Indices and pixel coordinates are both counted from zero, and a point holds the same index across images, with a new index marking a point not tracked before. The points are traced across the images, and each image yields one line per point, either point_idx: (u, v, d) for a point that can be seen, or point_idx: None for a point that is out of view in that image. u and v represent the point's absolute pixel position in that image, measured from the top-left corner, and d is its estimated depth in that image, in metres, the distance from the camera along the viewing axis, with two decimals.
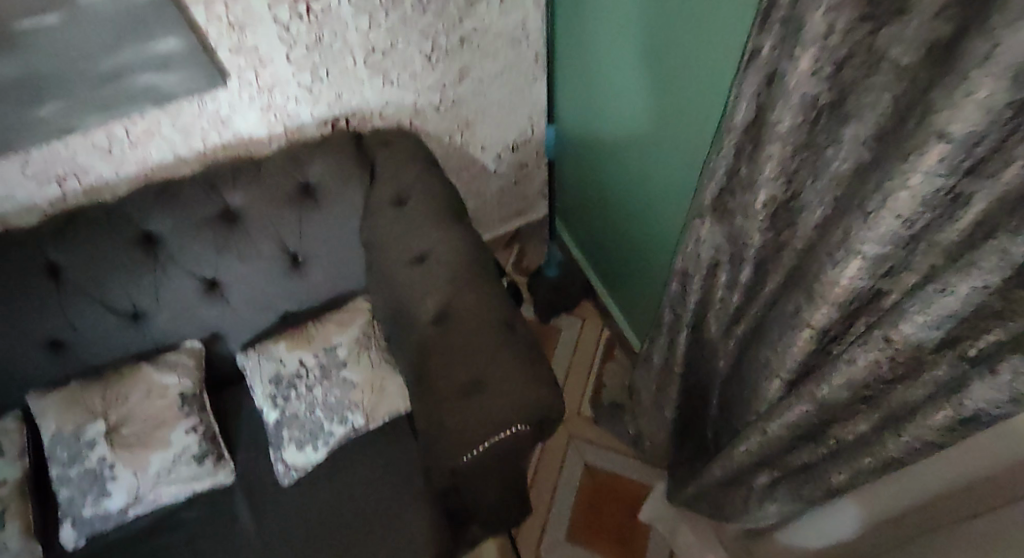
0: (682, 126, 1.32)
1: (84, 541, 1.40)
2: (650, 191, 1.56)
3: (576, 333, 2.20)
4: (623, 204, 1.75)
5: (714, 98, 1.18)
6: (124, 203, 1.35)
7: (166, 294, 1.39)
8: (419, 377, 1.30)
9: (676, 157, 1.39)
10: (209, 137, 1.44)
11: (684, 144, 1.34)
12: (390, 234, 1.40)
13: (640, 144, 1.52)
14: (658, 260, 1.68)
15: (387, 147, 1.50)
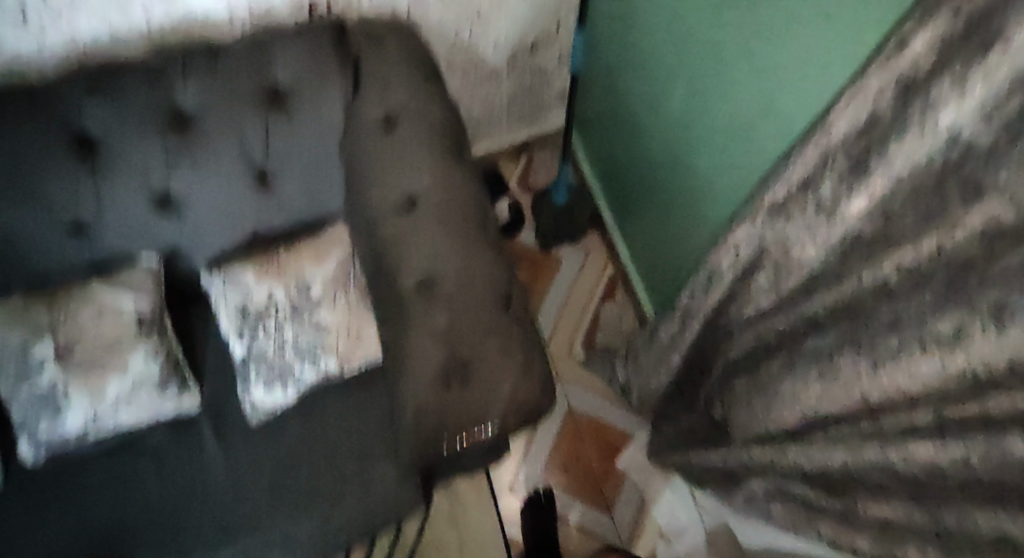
0: (743, 63, 1.06)
1: (42, 456, 1.34)
2: (688, 135, 1.33)
3: (578, 265, 2.10)
4: (656, 143, 1.51)
5: (790, 31, 0.92)
6: (51, 90, 1.15)
7: (109, 204, 1.23)
8: (392, 349, 1.13)
9: (723, 101, 1.15)
10: (153, 12, 1.21)
11: (737, 85, 1.10)
12: (374, 162, 1.21)
13: (687, 78, 1.26)
14: (683, 213, 1.49)
15: (375, 48, 1.27)
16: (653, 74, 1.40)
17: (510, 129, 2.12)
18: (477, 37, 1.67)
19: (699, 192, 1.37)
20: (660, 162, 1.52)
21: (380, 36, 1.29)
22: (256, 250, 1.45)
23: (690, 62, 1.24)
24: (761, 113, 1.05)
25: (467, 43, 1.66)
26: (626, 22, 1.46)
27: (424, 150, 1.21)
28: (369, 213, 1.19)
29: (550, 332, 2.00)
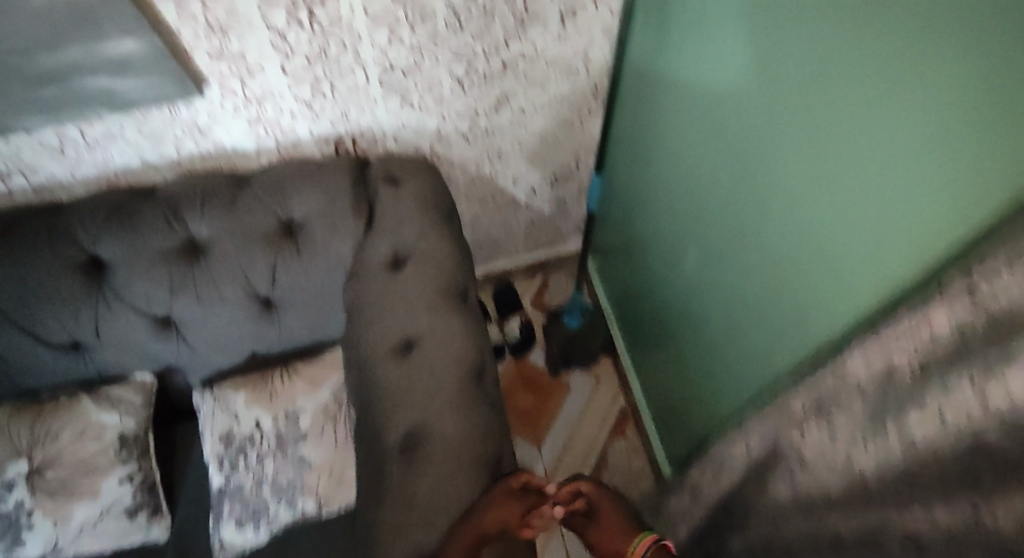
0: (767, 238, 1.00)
1: None
2: (710, 297, 1.27)
3: (588, 394, 2.00)
4: (675, 298, 1.45)
5: (817, 215, 0.87)
6: (70, 216, 1.18)
7: (108, 328, 1.22)
8: (370, 517, 1.04)
9: (748, 271, 1.09)
10: (184, 146, 1.24)
11: (762, 259, 1.04)
12: (377, 303, 1.19)
13: (704, 242, 1.23)
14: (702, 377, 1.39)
15: (393, 188, 1.30)
16: (673, 230, 1.37)
17: (528, 248, 2.09)
18: (498, 172, 1.61)
19: (720, 358, 1.28)
20: (675, 314, 1.46)
21: (398, 175, 1.32)
22: (251, 373, 1.41)
23: (711, 226, 1.20)
24: (786, 291, 0.99)
25: (489, 176, 1.61)
26: (643, 177, 1.46)
27: (431, 294, 1.19)
28: (367, 353, 1.17)
29: (550, 466, 1.88)
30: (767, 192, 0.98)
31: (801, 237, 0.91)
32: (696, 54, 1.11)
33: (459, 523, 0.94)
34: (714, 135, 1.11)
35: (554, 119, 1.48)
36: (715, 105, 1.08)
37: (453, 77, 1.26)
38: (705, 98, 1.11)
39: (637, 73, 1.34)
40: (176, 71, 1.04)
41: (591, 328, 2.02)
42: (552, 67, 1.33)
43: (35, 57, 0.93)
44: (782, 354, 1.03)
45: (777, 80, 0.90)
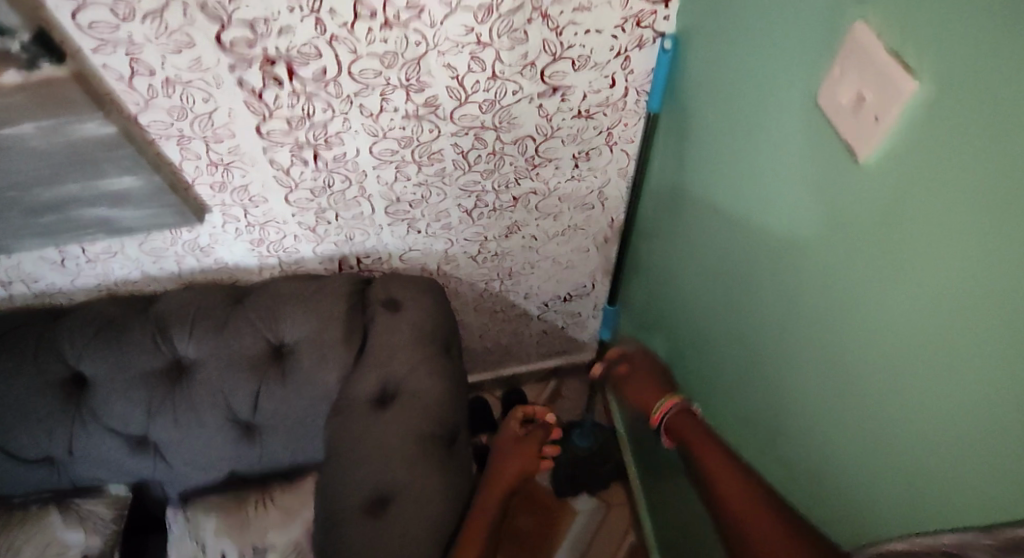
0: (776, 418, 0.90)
1: None
2: None
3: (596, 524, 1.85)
4: None
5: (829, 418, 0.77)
6: (59, 330, 1.16)
7: (81, 447, 1.18)
8: None
9: (754, 444, 0.99)
10: (185, 262, 1.22)
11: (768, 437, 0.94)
12: (355, 447, 1.11)
13: (714, 407, 1.12)
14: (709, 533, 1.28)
15: (391, 314, 1.22)
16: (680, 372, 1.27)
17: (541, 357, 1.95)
18: (508, 289, 1.48)
19: None
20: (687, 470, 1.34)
21: (400, 299, 1.25)
22: (228, 496, 1.36)
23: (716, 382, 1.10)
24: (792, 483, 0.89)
25: (500, 291, 1.48)
26: (651, 307, 1.38)
27: (409, 445, 1.10)
28: (335, 508, 1.09)
29: None
30: (797, 395, 0.84)
31: (829, 459, 0.78)
32: (718, 224, 0.98)
33: (490, 459, 1.21)
34: (720, 292, 1.02)
35: (568, 247, 1.39)
36: (739, 285, 0.95)
37: (462, 209, 1.20)
38: (722, 263, 1.00)
39: (657, 218, 1.21)
40: (176, 204, 1.03)
41: (601, 452, 1.86)
42: (566, 202, 1.24)
43: (34, 190, 0.94)
44: None
45: (814, 282, 0.76)
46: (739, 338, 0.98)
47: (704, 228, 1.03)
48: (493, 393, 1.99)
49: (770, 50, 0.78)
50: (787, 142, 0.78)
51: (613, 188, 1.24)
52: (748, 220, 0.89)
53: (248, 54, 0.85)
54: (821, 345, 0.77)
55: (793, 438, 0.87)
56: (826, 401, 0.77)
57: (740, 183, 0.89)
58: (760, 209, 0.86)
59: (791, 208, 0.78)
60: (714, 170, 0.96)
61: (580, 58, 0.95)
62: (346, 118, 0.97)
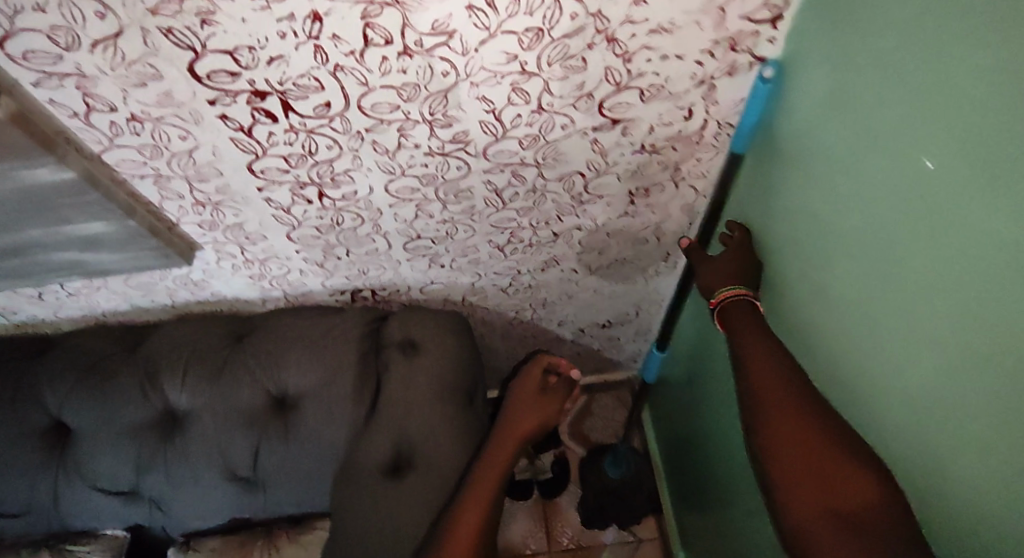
0: None
1: None
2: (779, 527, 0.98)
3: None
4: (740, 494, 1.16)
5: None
6: (40, 373, 1.03)
7: (66, 504, 1.05)
8: None
9: None
10: (178, 294, 1.03)
11: None
12: (364, 523, 0.97)
13: None
14: None
15: (407, 360, 1.06)
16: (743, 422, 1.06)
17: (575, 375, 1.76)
18: (541, 317, 1.26)
19: None
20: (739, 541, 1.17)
21: (419, 339, 1.09)
22: (229, 542, 1.26)
23: None
24: None
25: (530, 321, 1.27)
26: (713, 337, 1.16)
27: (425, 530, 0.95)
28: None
29: None
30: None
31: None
32: (822, 298, 0.75)
33: (502, 406, 1.06)
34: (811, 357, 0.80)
35: (613, 280, 1.16)
36: (842, 378, 0.73)
37: (493, 245, 1.01)
38: (816, 323, 0.77)
39: (730, 255, 0.99)
40: (158, 247, 0.86)
41: (638, 482, 1.55)
42: (615, 237, 1.03)
43: None
44: None
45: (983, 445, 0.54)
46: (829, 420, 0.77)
47: (799, 296, 0.80)
48: None
49: (975, 112, 0.50)
50: (985, 269, 0.51)
51: (673, 224, 1.02)
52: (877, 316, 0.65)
53: (232, 86, 0.66)
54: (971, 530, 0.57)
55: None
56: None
57: (877, 268, 0.64)
58: (900, 314, 0.62)
59: (966, 354, 0.55)
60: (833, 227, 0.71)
61: (651, 88, 0.75)
62: (356, 155, 0.78)
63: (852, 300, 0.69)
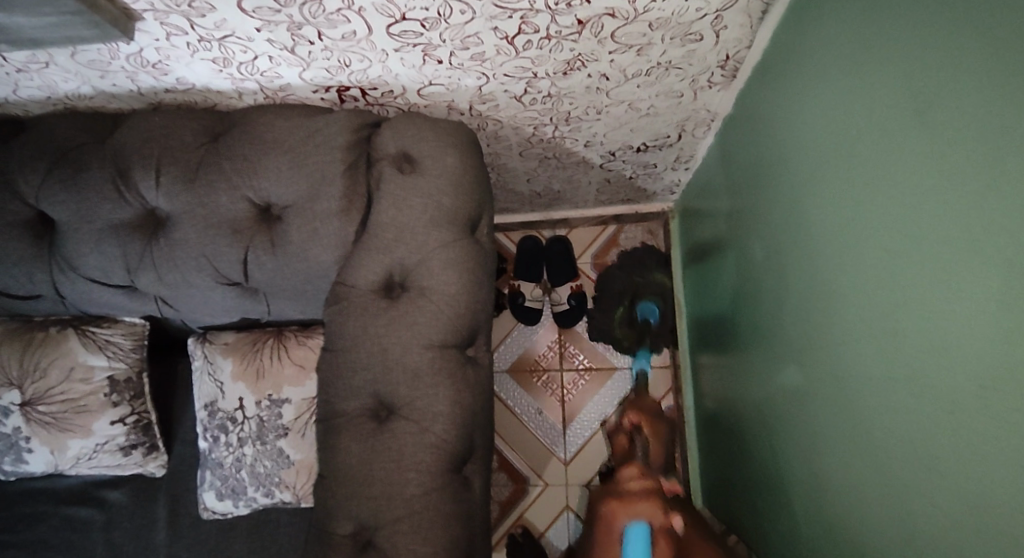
0: (882, 351, 0.62)
1: (11, 478, 1.32)
2: (787, 340, 0.88)
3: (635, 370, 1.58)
4: (750, 320, 1.06)
5: (954, 404, 0.52)
6: (11, 161, 0.96)
7: (70, 294, 1.03)
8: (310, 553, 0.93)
9: (844, 355, 0.70)
10: (139, 79, 0.92)
11: (862, 354, 0.66)
12: (355, 337, 0.93)
13: (808, 338, 0.81)
14: (752, 436, 1.06)
15: (401, 177, 0.94)
16: (775, 252, 0.90)
17: (603, 203, 1.60)
18: (565, 136, 1.15)
19: (775, 427, 0.95)
20: (749, 395, 1.08)
21: (416, 155, 0.96)
22: (243, 337, 1.25)
23: (816, 261, 0.77)
24: (869, 425, 0.66)
25: (552, 139, 1.16)
26: (753, 149, 0.95)
27: (416, 349, 0.91)
28: (330, 411, 0.95)
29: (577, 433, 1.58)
30: (912, 435, 0.58)
31: (927, 530, 0.57)
32: (903, 138, 0.57)
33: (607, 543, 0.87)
34: (866, 169, 0.63)
35: (654, 90, 1.00)
36: (906, 198, 0.57)
37: (499, 34, 0.83)
38: (889, 126, 0.59)
39: (790, 67, 0.78)
40: (81, 12, 0.72)
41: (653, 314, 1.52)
42: (658, 30, 0.84)
43: None
44: (839, 492, 0.74)
45: None
46: (870, 241, 0.63)
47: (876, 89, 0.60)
48: (543, 232, 1.69)
49: None
50: None
51: (738, 12, 0.80)
52: (963, 176, 0.50)
53: None
54: (997, 440, 0.48)
55: (882, 468, 0.64)
56: (968, 491, 0.52)
57: (999, 109, 0.47)
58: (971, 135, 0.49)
59: None
60: (940, 49, 0.51)
61: None
62: None
63: (942, 149, 0.52)
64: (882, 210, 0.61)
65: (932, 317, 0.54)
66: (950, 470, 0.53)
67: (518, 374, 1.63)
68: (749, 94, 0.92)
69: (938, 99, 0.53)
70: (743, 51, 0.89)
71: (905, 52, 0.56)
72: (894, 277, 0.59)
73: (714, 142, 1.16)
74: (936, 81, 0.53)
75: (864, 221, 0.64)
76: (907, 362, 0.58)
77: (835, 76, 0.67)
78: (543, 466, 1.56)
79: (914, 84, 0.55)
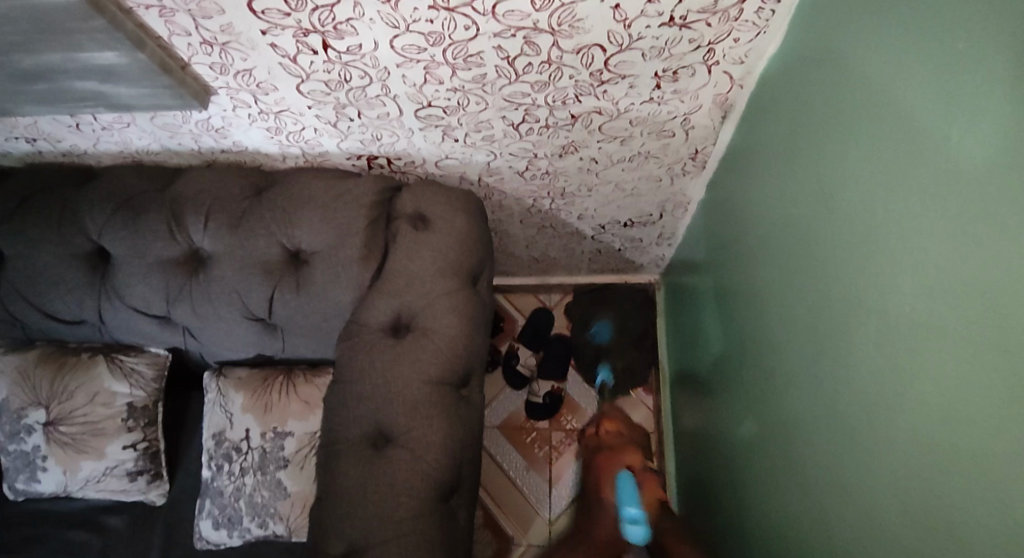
0: (810, 393, 0.75)
1: (19, 497, 1.39)
2: (746, 392, 1.00)
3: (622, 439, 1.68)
4: (719, 379, 1.18)
5: (854, 431, 0.65)
6: (81, 201, 1.11)
7: (111, 320, 1.16)
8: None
9: (785, 399, 0.83)
10: (202, 140, 1.10)
11: (798, 398, 0.79)
12: (363, 369, 1.05)
13: (760, 387, 0.93)
14: (720, 488, 1.16)
15: (415, 233, 1.10)
16: (736, 316, 1.04)
17: (593, 274, 1.76)
18: (560, 209, 1.32)
19: (737, 476, 1.05)
20: (718, 450, 1.19)
21: (429, 216, 1.12)
22: (255, 373, 1.37)
23: (764, 320, 0.90)
24: (803, 459, 0.77)
25: (549, 211, 1.33)
26: (720, 227, 1.11)
27: (418, 385, 1.03)
28: (333, 437, 1.05)
29: (562, 495, 1.65)
30: (835, 467, 0.69)
31: (842, 545, 0.67)
32: (815, 219, 0.73)
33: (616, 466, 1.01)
34: (794, 244, 0.78)
35: (636, 175, 1.18)
36: (822, 266, 0.71)
37: (506, 122, 1.00)
38: (808, 210, 0.74)
39: (745, 161, 0.95)
40: (171, 86, 0.89)
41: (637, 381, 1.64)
42: (637, 126, 1.01)
43: (17, 56, 0.84)
44: (784, 525, 0.83)
45: (893, 343, 0.58)
46: (800, 302, 0.77)
47: (798, 181, 0.76)
48: (539, 296, 1.85)
49: (973, 47, 0.47)
50: (929, 212, 0.52)
51: (703, 116, 0.98)
52: (849, 248, 0.65)
53: None
54: (885, 465, 0.59)
55: (817, 502, 0.73)
56: (871, 513, 0.62)
57: (872, 202, 0.60)
58: (853, 216, 0.64)
59: (898, 252, 0.56)
60: (832, 154, 0.68)
61: None
62: (357, 3, 0.77)
63: (844, 228, 0.66)
64: (806, 275, 0.75)
65: (838, 358, 0.68)
66: (853, 487, 0.65)
67: (504, 430, 1.73)
68: (717, 182, 1.09)
69: (840, 188, 0.67)
70: (710, 147, 1.06)
71: (814, 155, 0.72)
72: (815, 329, 0.73)
73: (691, 222, 1.33)
74: (836, 177, 0.67)
75: (795, 286, 0.79)
76: (826, 400, 0.71)
77: (773, 169, 0.84)
78: (527, 523, 1.63)
79: (824, 179, 0.70)
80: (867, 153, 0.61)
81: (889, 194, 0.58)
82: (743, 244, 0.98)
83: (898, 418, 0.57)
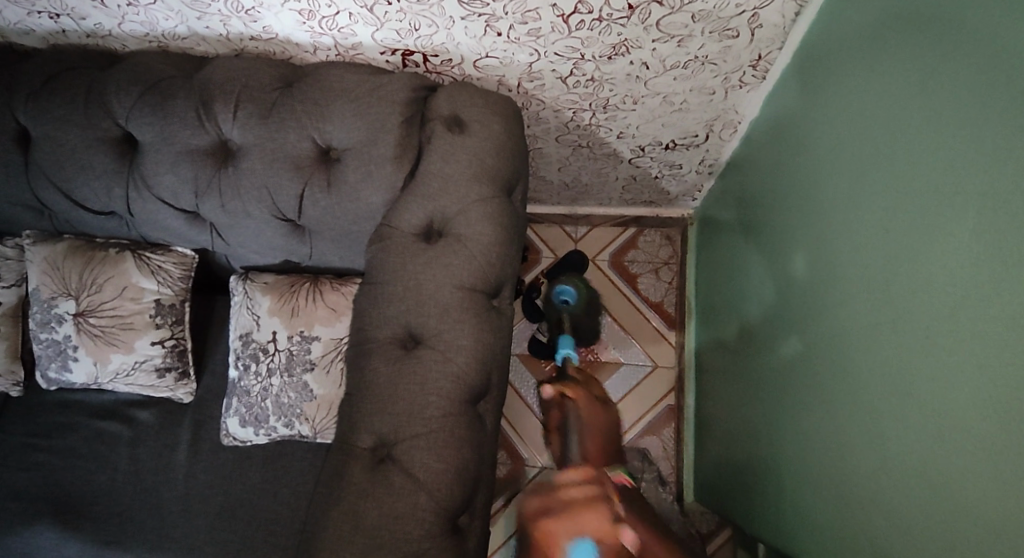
0: (873, 301, 0.71)
1: (52, 386, 1.42)
2: (791, 313, 0.96)
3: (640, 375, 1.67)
4: (756, 306, 1.14)
5: (927, 336, 0.61)
6: (106, 83, 1.07)
7: (139, 212, 1.13)
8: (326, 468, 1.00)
9: (840, 314, 0.79)
10: (231, 24, 1.05)
11: (856, 309, 0.75)
12: (392, 274, 1.02)
13: (810, 310, 0.88)
14: (749, 416, 1.13)
15: (450, 135, 1.05)
16: (784, 238, 0.99)
17: (624, 204, 1.70)
18: (601, 123, 1.25)
19: (772, 400, 1.02)
20: (748, 377, 1.16)
21: (465, 118, 1.06)
22: (282, 279, 1.35)
23: (820, 236, 0.85)
24: (859, 370, 0.74)
25: (588, 125, 1.26)
26: (773, 142, 1.04)
27: (449, 291, 1.00)
28: (363, 337, 1.04)
29: None
30: (897, 376, 0.66)
31: (898, 452, 0.65)
32: (898, 117, 0.67)
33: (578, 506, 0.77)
34: (869, 147, 0.72)
35: (688, 85, 1.10)
36: (903, 167, 0.65)
37: (557, 11, 0.93)
38: (891, 108, 0.68)
39: (815, 66, 0.87)
40: None
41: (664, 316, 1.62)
42: (699, 22, 0.93)
43: None
44: (827, 439, 0.81)
45: (990, 235, 0.53)
46: (869, 210, 0.72)
47: (883, 79, 0.70)
48: (565, 227, 1.81)
49: None
50: None
51: (773, 12, 0.90)
52: (941, 141, 0.59)
53: None
54: (966, 366, 0.56)
55: (870, 414, 0.71)
56: (942, 417, 0.58)
57: (984, 83, 0.54)
58: (949, 103, 0.58)
59: (1010, 134, 0.51)
60: (930, 41, 0.61)
61: None
62: None
63: (938, 119, 0.60)
64: (881, 178, 0.70)
65: (914, 262, 0.63)
66: (918, 392, 0.62)
67: (526, 356, 1.72)
68: (777, 92, 1.01)
69: (939, 80, 0.60)
70: (774, 53, 0.98)
71: (907, 45, 0.65)
72: (886, 236, 0.69)
73: (738, 145, 1.25)
74: (934, 64, 0.61)
75: (865, 193, 0.73)
76: (893, 308, 0.67)
77: (851, 69, 0.77)
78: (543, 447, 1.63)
79: (917, 68, 0.63)
80: (975, 31, 0.55)
81: (1006, 72, 0.51)
82: (801, 158, 0.91)
83: (989, 315, 0.53)
